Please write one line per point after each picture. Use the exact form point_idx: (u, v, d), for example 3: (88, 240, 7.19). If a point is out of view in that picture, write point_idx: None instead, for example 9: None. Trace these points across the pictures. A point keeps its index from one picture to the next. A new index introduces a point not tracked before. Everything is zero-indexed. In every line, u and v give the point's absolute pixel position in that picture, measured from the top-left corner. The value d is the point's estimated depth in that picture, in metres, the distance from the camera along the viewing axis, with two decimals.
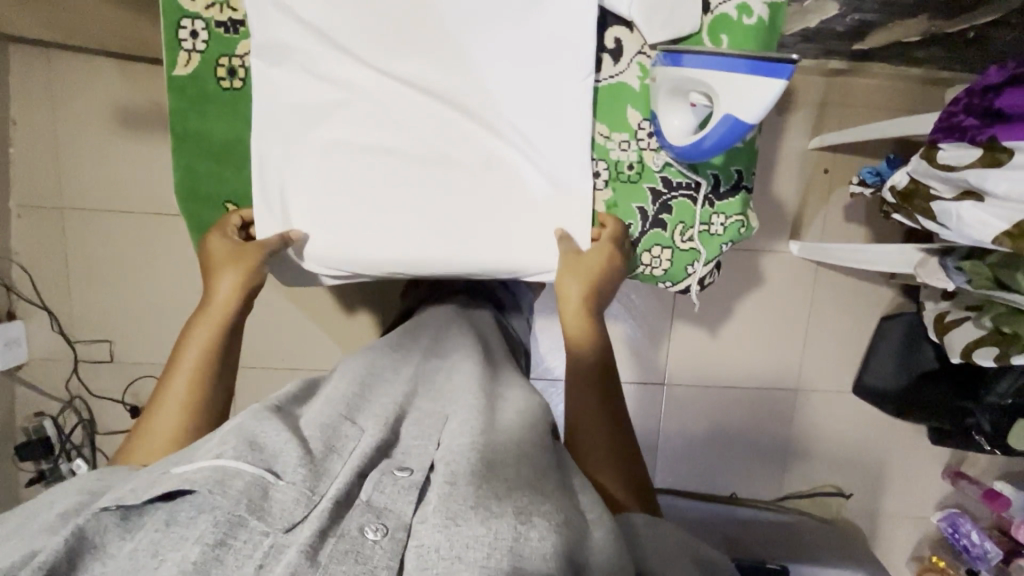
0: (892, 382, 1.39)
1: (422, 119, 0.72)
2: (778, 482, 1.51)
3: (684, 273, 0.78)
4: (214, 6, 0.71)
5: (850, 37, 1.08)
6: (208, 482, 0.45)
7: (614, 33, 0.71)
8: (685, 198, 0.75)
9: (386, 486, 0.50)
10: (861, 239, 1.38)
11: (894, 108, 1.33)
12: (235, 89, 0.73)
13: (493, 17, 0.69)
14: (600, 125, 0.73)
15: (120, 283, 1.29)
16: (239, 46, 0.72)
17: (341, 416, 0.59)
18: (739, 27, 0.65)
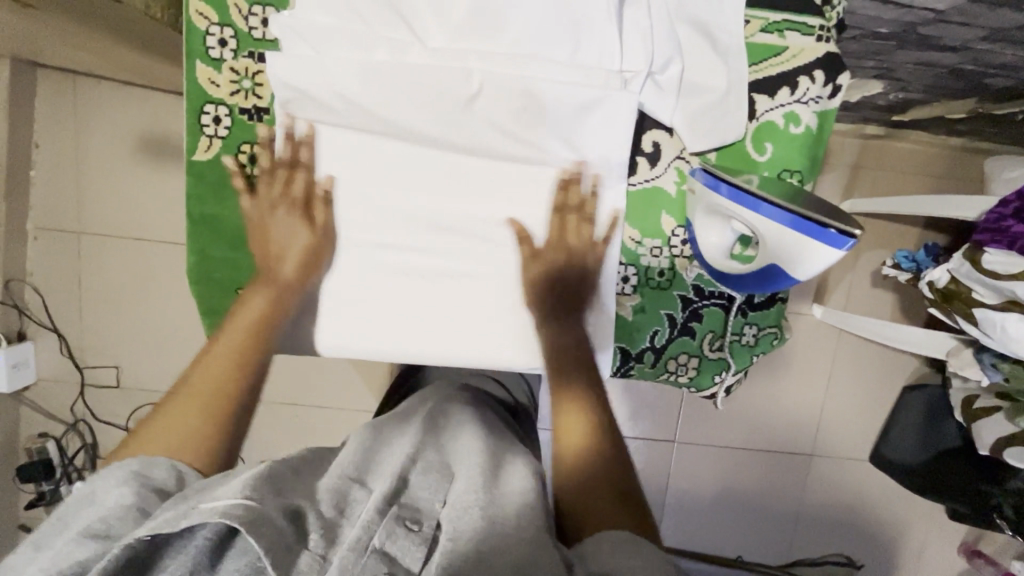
0: (912, 457, 1.34)
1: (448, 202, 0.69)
2: (787, 548, 1.46)
3: (711, 381, 0.75)
4: (239, 93, 0.67)
5: (891, 109, 1.04)
6: (242, 523, 0.42)
7: (652, 137, 0.68)
8: (717, 307, 0.71)
9: (399, 538, 0.47)
10: (887, 306, 1.34)
11: (930, 175, 1.29)
12: (256, 176, 0.70)
13: (535, 119, 0.64)
14: (630, 228, 0.70)
15: (132, 311, 1.27)
16: (262, 133, 0.69)
17: (349, 478, 0.54)
18: (784, 136, 0.65)
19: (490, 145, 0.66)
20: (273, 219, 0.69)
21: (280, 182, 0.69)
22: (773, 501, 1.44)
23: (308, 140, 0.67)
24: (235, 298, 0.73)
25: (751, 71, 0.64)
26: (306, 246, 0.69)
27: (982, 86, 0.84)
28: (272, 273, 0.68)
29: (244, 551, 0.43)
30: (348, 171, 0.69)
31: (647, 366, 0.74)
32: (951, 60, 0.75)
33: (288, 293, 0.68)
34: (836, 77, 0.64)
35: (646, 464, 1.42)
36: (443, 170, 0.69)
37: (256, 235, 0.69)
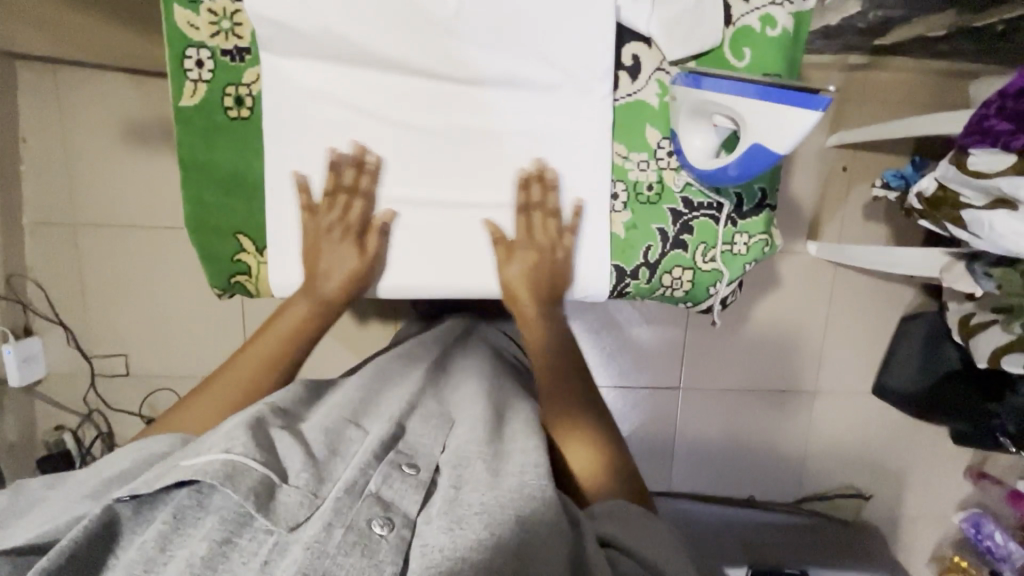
0: (914, 383, 1.36)
1: (435, 134, 0.71)
2: (797, 485, 1.49)
3: (706, 294, 0.76)
4: (219, 34, 0.68)
5: (872, 32, 1.04)
6: (217, 477, 0.47)
7: (631, 50, 0.69)
8: (707, 218, 0.73)
9: (395, 482, 0.53)
10: (881, 237, 1.35)
11: (917, 102, 1.29)
12: (244, 119, 0.70)
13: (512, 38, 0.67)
14: (617, 145, 0.72)
15: (135, 297, 1.29)
16: (246, 75, 0.69)
17: (345, 420, 0.61)
18: (762, 39, 0.65)
19: (470, 69, 0.68)
20: (322, 241, 0.72)
21: (338, 208, 0.71)
22: (780, 440, 1.47)
23: (299, 83, 0.69)
24: (234, 243, 0.74)
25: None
26: (350, 272, 0.72)
27: None
28: (313, 291, 0.73)
29: (228, 497, 0.49)
30: (338, 115, 0.70)
31: (643, 283, 0.75)
32: None
33: (324, 309, 0.73)
34: None
35: (653, 413, 1.44)
36: (428, 102, 0.70)
37: (309, 254, 0.72)
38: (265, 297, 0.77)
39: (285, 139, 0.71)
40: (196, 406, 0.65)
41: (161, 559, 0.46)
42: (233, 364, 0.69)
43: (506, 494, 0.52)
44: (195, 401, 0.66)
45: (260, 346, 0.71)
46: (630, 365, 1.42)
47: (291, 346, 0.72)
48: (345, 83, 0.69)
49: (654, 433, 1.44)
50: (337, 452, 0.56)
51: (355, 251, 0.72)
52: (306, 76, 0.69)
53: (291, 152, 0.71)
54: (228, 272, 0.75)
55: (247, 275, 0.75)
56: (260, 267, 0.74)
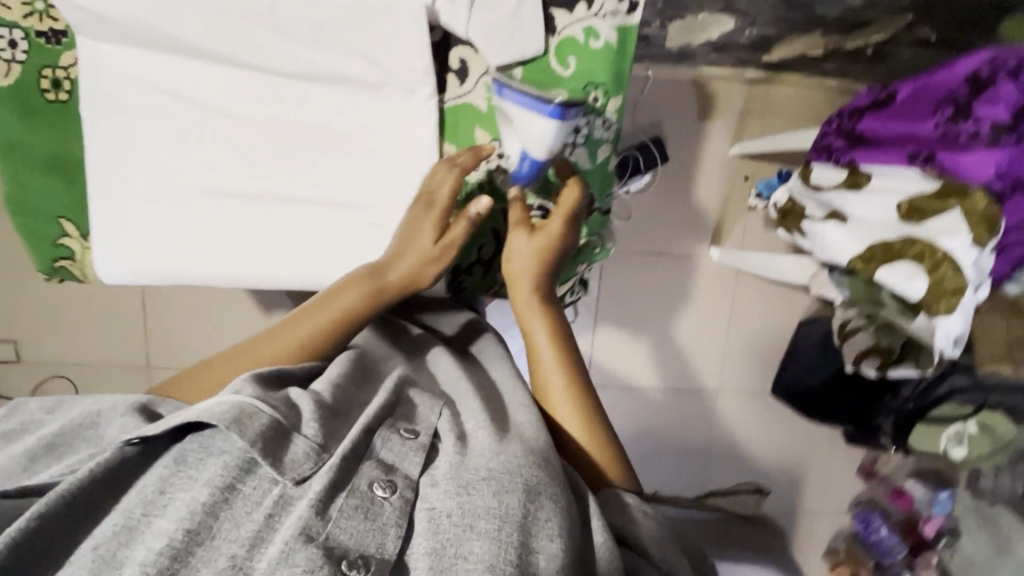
0: (807, 383, 1.42)
1: (262, 126, 0.73)
2: (700, 481, 1.55)
3: None
4: (33, 15, 0.69)
5: (756, 48, 1.08)
6: (226, 422, 0.51)
7: (458, 54, 0.71)
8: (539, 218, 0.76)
9: (395, 444, 0.56)
10: (779, 245, 1.41)
11: (814, 117, 1.35)
12: (61, 101, 0.73)
13: (331, 35, 0.68)
14: (447, 146, 0.74)
15: (23, 284, 1.24)
16: (63, 58, 0.71)
17: (349, 382, 0.63)
18: (585, 51, 0.67)
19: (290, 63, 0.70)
20: (410, 217, 0.72)
21: (445, 175, 0.70)
22: (684, 438, 1.53)
23: (131, 69, 0.70)
24: (57, 226, 0.77)
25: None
26: (416, 264, 0.70)
27: None
28: (377, 276, 0.70)
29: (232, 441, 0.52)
30: (170, 102, 0.72)
31: (477, 277, 0.86)
32: None
33: (382, 296, 0.70)
34: None
35: None
36: (253, 95, 0.72)
37: (407, 231, 0.71)
38: (92, 280, 0.79)
39: (105, 123, 0.72)
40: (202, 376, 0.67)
41: (162, 500, 0.49)
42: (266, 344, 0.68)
43: (510, 455, 0.54)
44: (220, 362, 0.68)
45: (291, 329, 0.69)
46: None
47: (335, 333, 0.69)
48: (185, 73, 0.71)
49: None
50: (346, 413, 0.59)
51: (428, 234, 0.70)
52: (141, 64, 0.70)
53: (122, 142, 0.72)
54: (52, 255, 0.78)
55: (72, 259, 0.78)
56: (83, 252, 0.77)
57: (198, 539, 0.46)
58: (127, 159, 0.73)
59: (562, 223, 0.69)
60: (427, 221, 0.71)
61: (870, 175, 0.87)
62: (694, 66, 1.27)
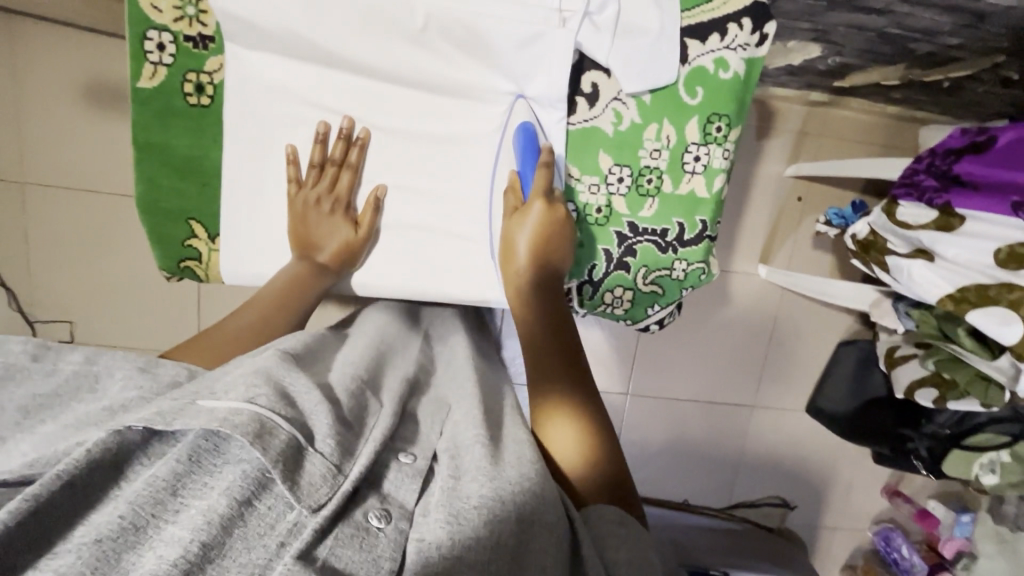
0: (844, 405, 1.44)
1: (391, 135, 0.75)
2: (729, 492, 1.58)
3: (643, 313, 0.80)
4: (183, 19, 0.67)
5: (831, 75, 1.09)
6: (248, 437, 0.39)
7: (591, 77, 0.71)
8: (651, 243, 0.76)
9: (392, 473, 0.49)
10: (825, 267, 1.43)
11: (871, 143, 1.36)
12: (203, 106, 0.71)
13: (480, 55, 0.70)
14: (571, 167, 0.74)
15: (83, 263, 1.25)
16: (209, 63, 0.70)
17: (363, 389, 0.57)
18: (715, 81, 0.69)
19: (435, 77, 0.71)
20: (313, 214, 0.74)
21: (327, 177, 0.74)
22: (716, 449, 1.55)
23: (269, 73, 0.71)
24: (186, 228, 0.76)
25: (685, 16, 0.67)
26: (343, 242, 0.75)
27: (908, 51, 0.90)
28: (308, 255, 0.75)
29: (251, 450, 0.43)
30: (303, 108, 0.73)
31: (585, 299, 0.79)
32: (879, 23, 0.80)
33: (315, 272, 0.75)
34: (762, 26, 0.67)
35: None
36: (387, 104, 0.74)
37: (296, 221, 0.74)
38: (213, 282, 0.80)
39: (248, 127, 0.73)
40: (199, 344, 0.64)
41: (173, 506, 0.39)
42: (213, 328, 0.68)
43: (507, 483, 0.46)
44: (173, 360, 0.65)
45: (249, 311, 0.71)
46: None
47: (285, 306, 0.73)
48: (320, 79, 0.72)
49: None
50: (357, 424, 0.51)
51: (346, 218, 0.76)
52: (277, 68, 0.71)
53: (260, 147, 0.74)
54: (178, 256, 0.77)
55: (198, 261, 0.78)
56: (210, 255, 0.77)
57: (211, 553, 0.37)
58: (264, 166, 0.75)
59: (540, 203, 0.69)
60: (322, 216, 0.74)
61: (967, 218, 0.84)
62: (757, 86, 1.29)
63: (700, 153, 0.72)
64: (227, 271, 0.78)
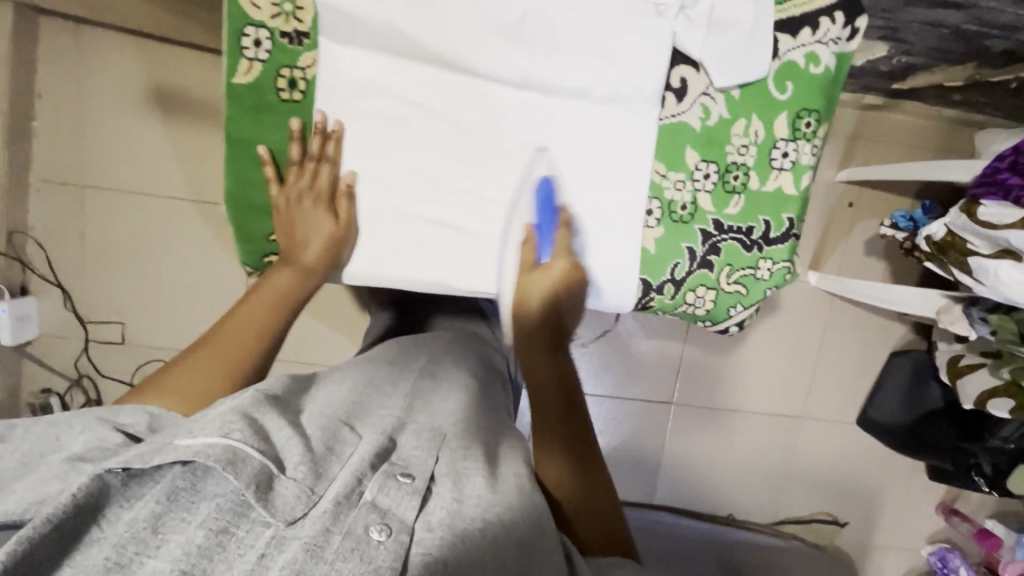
0: (897, 419, 1.41)
1: (461, 130, 0.71)
2: (777, 507, 1.53)
3: (725, 314, 0.79)
4: (279, 16, 0.65)
5: (892, 76, 1.07)
6: (219, 462, 0.41)
7: (680, 72, 0.69)
8: (735, 241, 0.75)
9: (390, 490, 0.47)
10: (877, 274, 1.40)
11: (925, 147, 1.33)
12: (294, 102, 0.69)
13: (574, 49, 0.67)
14: (657, 163, 0.72)
15: (137, 266, 1.28)
16: (302, 59, 0.67)
17: (339, 422, 0.56)
18: (805, 76, 0.68)
19: (521, 71, 0.68)
20: (298, 210, 0.72)
21: (307, 175, 0.71)
22: (763, 462, 1.51)
23: (353, 67, 0.68)
24: (270, 223, 0.77)
25: (776, 10, 0.66)
26: (328, 238, 0.73)
27: (981, 49, 0.88)
28: (293, 259, 0.73)
29: (227, 483, 0.43)
30: (388, 103, 0.70)
31: (667, 298, 0.77)
32: (956, 18, 0.79)
33: (306, 274, 0.73)
34: (854, 19, 0.67)
35: (642, 425, 1.47)
36: (458, 95, 0.70)
37: (282, 222, 0.73)
38: None
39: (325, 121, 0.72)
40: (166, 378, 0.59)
41: (153, 542, 0.40)
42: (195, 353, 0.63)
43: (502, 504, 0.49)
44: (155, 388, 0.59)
45: (242, 316, 0.68)
46: (625, 374, 1.44)
47: (276, 313, 0.70)
48: (399, 72, 0.70)
49: (642, 445, 1.47)
50: (334, 452, 0.51)
51: (332, 215, 0.73)
52: (359, 60, 0.68)
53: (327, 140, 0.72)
54: (261, 251, 0.78)
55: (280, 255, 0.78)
56: None
57: None
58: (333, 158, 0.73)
59: (563, 263, 0.69)
60: (305, 212, 0.72)
61: None
62: None
63: (789, 149, 0.72)
64: None
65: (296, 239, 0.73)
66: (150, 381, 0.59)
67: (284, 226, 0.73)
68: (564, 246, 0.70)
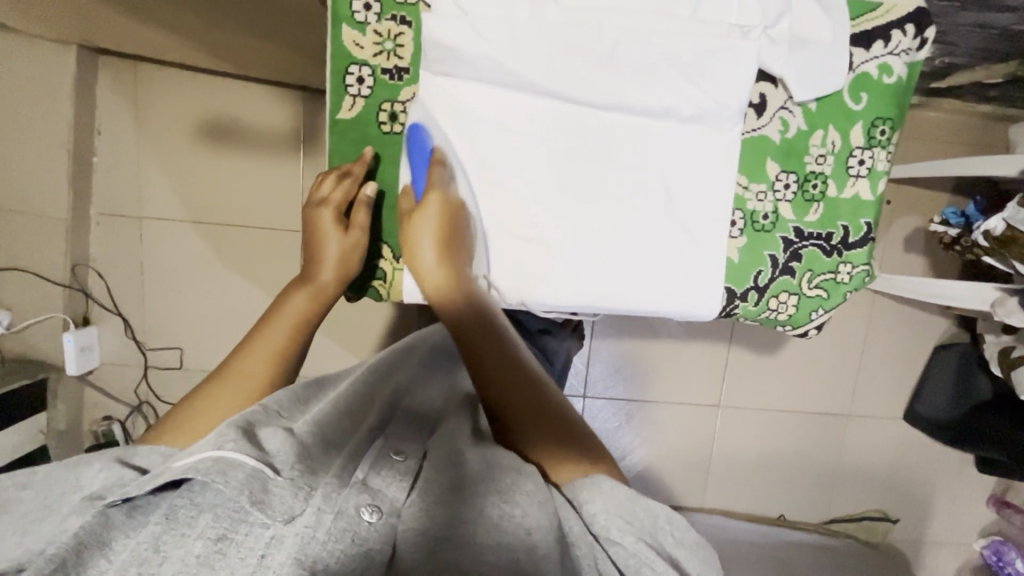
0: (944, 413, 1.43)
1: (543, 149, 0.73)
2: (827, 505, 1.53)
3: (806, 319, 0.80)
4: (381, 53, 0.72)
5: (931, 76, 1.09)
6: (210, 473, 0.44)
7: (759, 88, 0.73)
8: (816, 247, 0.78)
9: (384, 469, 0.53)
10: (918, 269, 1.41)
11: (960, 142, 1.35)
12: (396, 132, 0.75)
13: (659, 71, 0.69)
14: (740, 176, 0.75)
15: (192, 293, 1.31)
16: (402, 92, 0.74)
17: (333, 413, 0.59)
18: (878, 86, 0.72)
19: (608, 93, 0.70)
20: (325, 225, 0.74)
21: (332, 185, 0.75)
22: (811, 461, 1.51)
23: (443, 95, 0.72)
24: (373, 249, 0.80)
25: (851, 25, 0.69)
26: (343, 251, 0.74)
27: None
28: (308, 277, 0.72)
29: (219, 494, 0.46)
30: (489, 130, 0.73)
31: (751, 305, 0.79)
32: (1006, 20, 0.81)
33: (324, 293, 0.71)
34: (924, 30, 0.70)
35: (690, 428, 1.48)
36: (540, 117, 0.73)
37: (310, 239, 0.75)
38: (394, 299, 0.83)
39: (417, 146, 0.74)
40: (191, 409, 0.58)
41: (156, 560, 0.42)
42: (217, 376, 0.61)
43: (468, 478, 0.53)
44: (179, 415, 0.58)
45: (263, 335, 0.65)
46: (671, 378, 1.45)
47: (298, 334, 0.67)
48: (491, 103, 0.72)
49: (690, 448, 1.48)
50: (330, 446, 0.54)
51: (337, 229, 0.74)
52: (458, 90, 0.71)
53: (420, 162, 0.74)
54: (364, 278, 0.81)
55: (381, 280, 0.81)
56: (394, 272, 0.81)
57: None
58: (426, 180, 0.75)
59: (436, 197, 0.70)
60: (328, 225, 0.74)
61: None
62: None
63: (865, 157, 0.75)
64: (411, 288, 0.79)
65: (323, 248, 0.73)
66: (177, 410, 0.58)
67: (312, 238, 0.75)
68: (438, 178, 0.70)
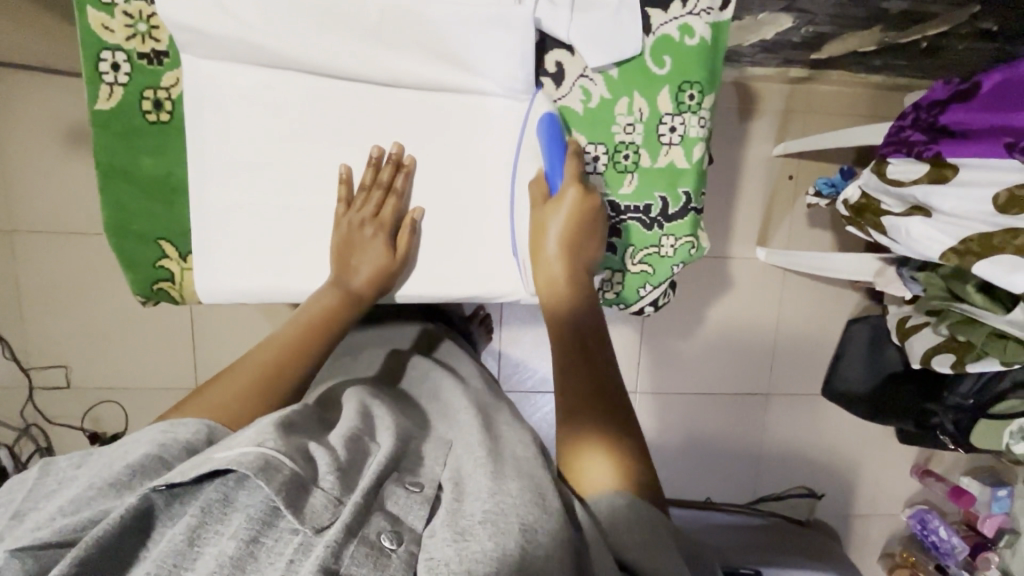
0: (859, 382, 1.40)
1: (349, 128, 0.74)
2: (754, 486, 1.53)
3: (636, 295, 0.80)
4: (135, 37, 0.69)
5: (806, 47, 1.08)
6: (251, 468, 0.40)
7: (554, 57, 0.73)
8: (635, 221, 0.78)
9: (400, 497, 0.46)
10: (825, 244, 1.40)
11: (856, 114, 1.35)
12: (164, 122, 0.72)
13: (435, 43, 0.70)
14: None
15: (73, 307, 1.25)
16: (165, 79, 0.71)
17: (358, 430, 0.54)
18: (681, 48, 0.72)
19: (394, 69, 0.71)
20: (360, 233, 0.74)
21: (375, 200, 0.74)
22: (733, 442, 1.50)
23: (230, 86, 0.71)
24: (156, 249, 0.75)
25: None
26: (380, 267, 0.74)
27: (881, 11, 0.89)
28: (343, 281, 0.73)
29: (256, 491, 0.42)
30: (286, 111, 0.72)
31: None
32: None
33: (356, 297, 0.73)
34: None
35: None
36: (347, 108, 0.73)
37: (340, 243, 0.74)
38: (190, 302, 0.78)
39: (201, 132, 0.72)
40: (209, 392, 0.57)
41: (191, 556, 0.39)
42: (227, 375, 0.60)
43: (512, 499, 0.46)
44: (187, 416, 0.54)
45: (275, 340, 0.66)
46: None
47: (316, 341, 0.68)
48: (294, 87, 0.72)
49: None
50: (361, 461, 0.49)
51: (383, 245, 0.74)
52: (243, 77, 0.71)
53: (206, 150, 0.72)
54: (150, 279, 0.76)
55: (171, 282, 0.76)
56: (183, 272, 0.75)
57: None
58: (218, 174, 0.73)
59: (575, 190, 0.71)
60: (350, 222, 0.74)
61: (958, 167, 0.81)
62: (738, 68, 1.28)
63: (676, 123, 0.75)
64: (203, 287, 0.75)
65: (354, 258, 0.73)
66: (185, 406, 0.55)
67: (342, 240, 0.74)
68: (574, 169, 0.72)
